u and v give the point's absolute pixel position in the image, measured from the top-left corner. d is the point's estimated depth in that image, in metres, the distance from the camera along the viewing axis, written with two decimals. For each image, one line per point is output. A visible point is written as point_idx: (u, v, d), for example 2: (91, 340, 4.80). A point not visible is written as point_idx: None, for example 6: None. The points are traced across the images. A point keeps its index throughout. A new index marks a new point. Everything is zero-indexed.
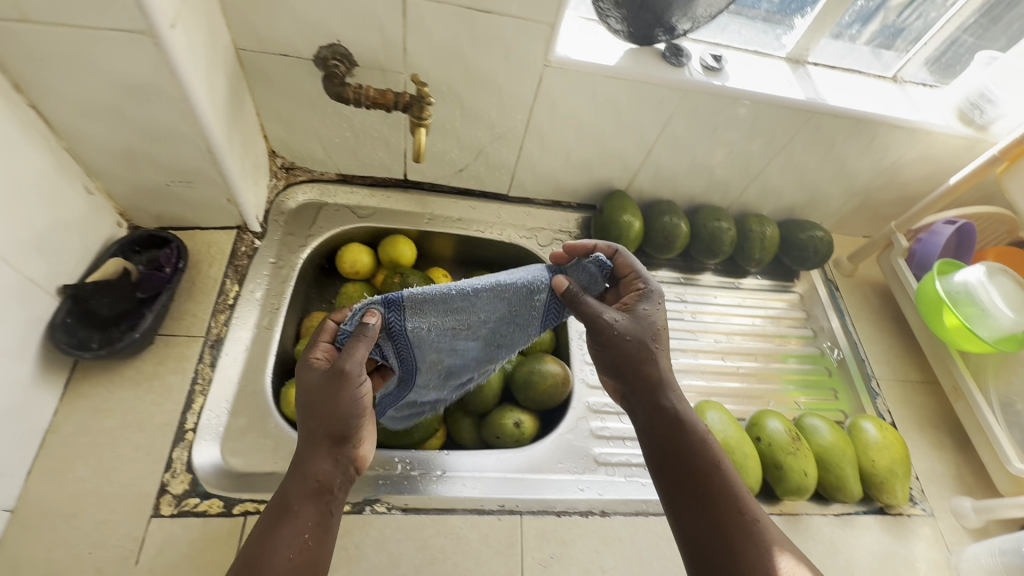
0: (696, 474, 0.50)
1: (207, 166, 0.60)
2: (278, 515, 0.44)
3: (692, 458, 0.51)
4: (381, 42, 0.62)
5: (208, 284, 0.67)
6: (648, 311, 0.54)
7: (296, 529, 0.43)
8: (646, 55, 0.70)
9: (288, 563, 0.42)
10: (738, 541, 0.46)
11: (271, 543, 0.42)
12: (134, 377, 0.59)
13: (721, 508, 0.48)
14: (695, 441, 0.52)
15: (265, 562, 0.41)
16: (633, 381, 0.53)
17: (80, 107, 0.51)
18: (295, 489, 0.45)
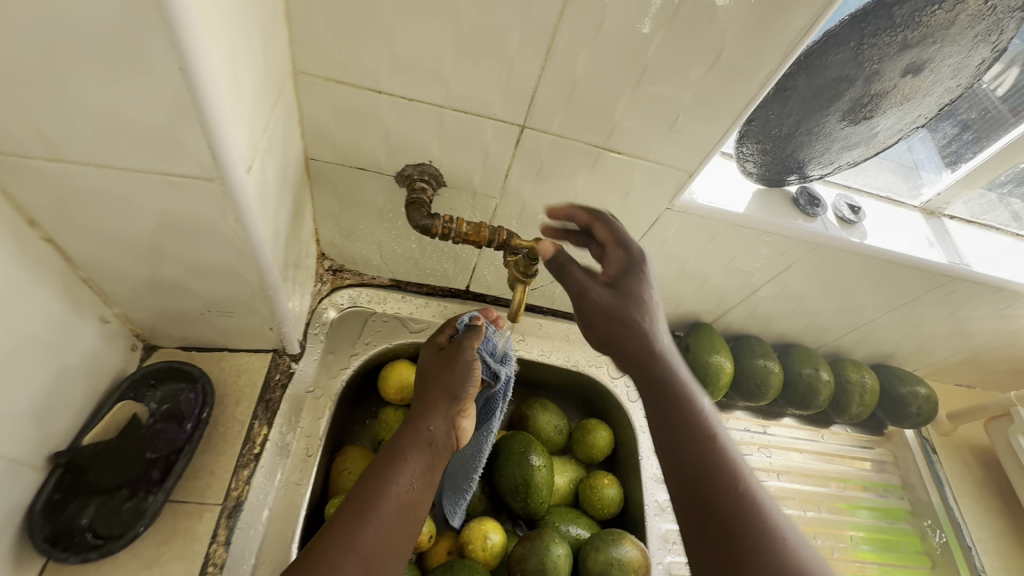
0: (693, 472, 0.38)
1: (256, 300, 0.49)
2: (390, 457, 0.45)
3: (682, 448, 0.39)
4: (481, 167, 0.52)
5: (232, 428, 0.54)
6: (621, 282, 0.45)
7: (407, 470, 0.45)
8: (775, 198, 0.60)
9: (398, 501, 0.43)
10: (747, 565, 0.33)
11: (386, 476, 0.44)
12: (128, 566, 0.46)
13: (721, 518, 0.36)
14: (688, 414, 0.41)
15: (379, 491, 0.42)
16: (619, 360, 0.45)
17: (111, 241, 0.40)
18: (410, 439, 0.48)
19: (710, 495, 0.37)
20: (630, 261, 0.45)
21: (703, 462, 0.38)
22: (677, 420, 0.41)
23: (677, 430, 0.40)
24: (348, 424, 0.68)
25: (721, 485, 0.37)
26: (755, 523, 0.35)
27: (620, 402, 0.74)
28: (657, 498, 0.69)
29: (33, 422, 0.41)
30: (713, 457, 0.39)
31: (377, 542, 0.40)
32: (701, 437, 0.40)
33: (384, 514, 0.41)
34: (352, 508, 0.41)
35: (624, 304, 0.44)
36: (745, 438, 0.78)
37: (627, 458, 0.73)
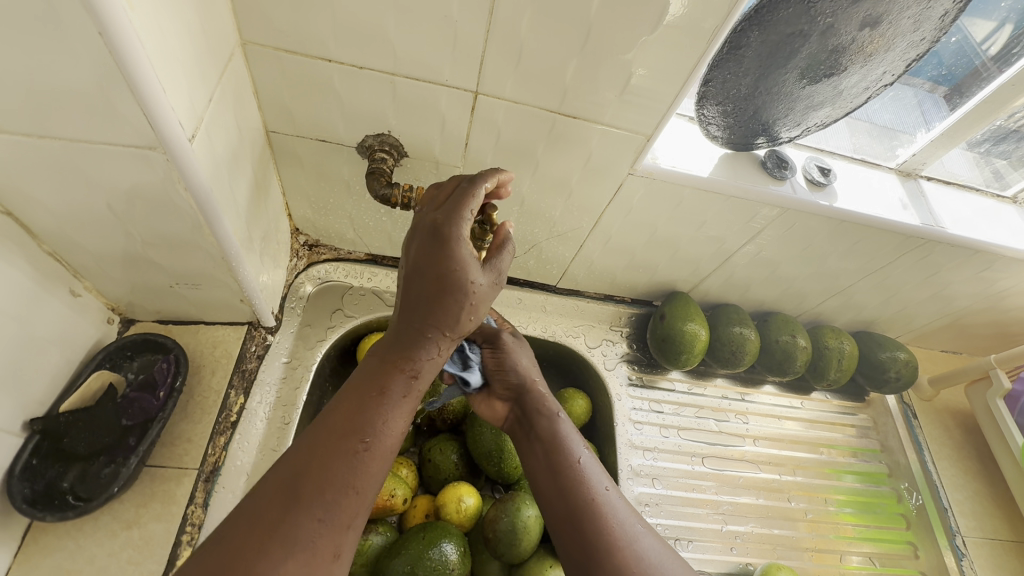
0: (548, 461, 0.50)
1: (221, 272, 0.50)
2: (370, 401, 0.38)
3: (545, 458, 0.51)
4: (440, 136, 0.52)
5: (209, 397, 0.57)
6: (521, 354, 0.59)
7: (396, 405, 0.39)
8: (743, 163, 0.59)
9: (394, 438, 0.38)
10: (593, 539, 0.43)
11: (369, 403, 0.38)
12: (109, 526, 0.48)
13: (566, 503, 0.46)
14: (544, 428, 0.53)
15: (362, 415, 0.37)
16: (523, 415, 0.55)
17: (69, 214, 0.41)
18: (394, 367, 0.40)
19: (556, 489, 0.48)
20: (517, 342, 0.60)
21: (548, 447, 0.51)
22: (541, 440, 0.52)
23: (533, 442, 0.53)
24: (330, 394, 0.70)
25: (560, 466, 0.49)
26: (586, 490, 0.47)
27: (597, 369, 0.76)
28: (631, 462, 0.71)
29: (7, 391, 0.43)
30: (558, 453, 0.50)
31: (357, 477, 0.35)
32: (552, 441, 0.51)
33: (373, 448, 0.36)
34: (326, 446, 0.35)
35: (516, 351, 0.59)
36: (722, 405, 0.79)
37: (604, 425, 0.74)
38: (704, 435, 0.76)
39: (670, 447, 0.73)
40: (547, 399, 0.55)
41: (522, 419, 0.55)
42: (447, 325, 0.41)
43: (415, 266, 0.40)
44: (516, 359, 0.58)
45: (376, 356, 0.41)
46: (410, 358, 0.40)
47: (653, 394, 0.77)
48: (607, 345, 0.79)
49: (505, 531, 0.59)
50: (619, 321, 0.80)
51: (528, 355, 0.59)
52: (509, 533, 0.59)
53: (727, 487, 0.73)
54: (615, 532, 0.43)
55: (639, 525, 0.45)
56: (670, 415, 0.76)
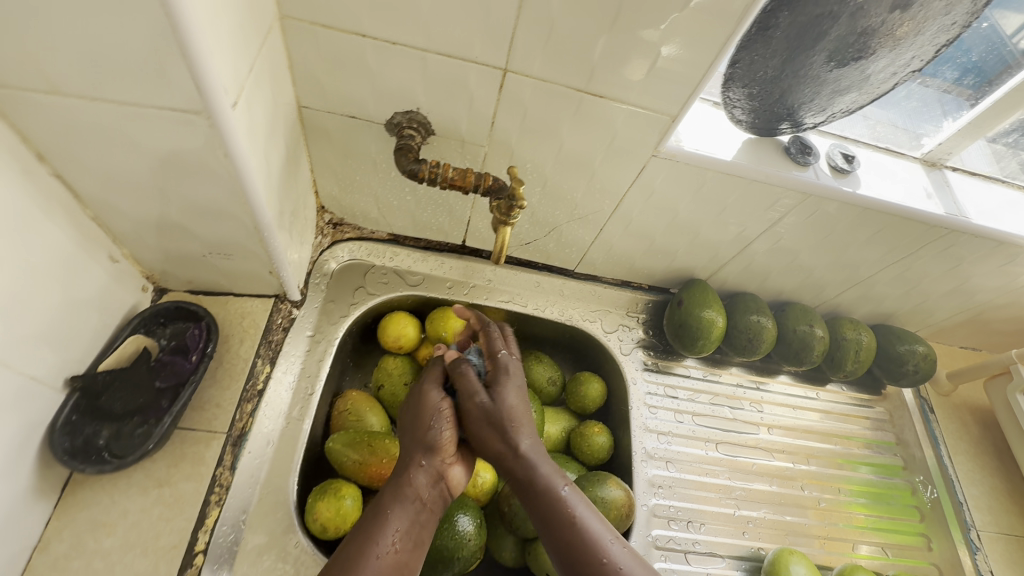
0: (555, 527, 0.49)
1: (253, 241, 0.52)
2: (369, 534, 0.46)
3: (539, 521, 0.50)
4: (467, 114, 0.53)
5: (237, 365, 0.58)
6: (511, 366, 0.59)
7: (393, 530, 0.47)
8: (767, 148, 0.59)
9: (383, 562, 0.45)
10: None
11: (369, 535, 0.46)
12: (141, 484, 0.50)
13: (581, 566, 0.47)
14: (542, 491, 0.51)
15: (361, 553, 0.44)
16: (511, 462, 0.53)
17: (113, 180, 0.43)
18: (398, 489, 0.50)
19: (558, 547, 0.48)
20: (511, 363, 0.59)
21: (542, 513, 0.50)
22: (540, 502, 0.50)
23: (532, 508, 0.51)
24: (350, 370, 0.72)
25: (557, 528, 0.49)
26: (599, 553, 0.47)
27: (613, 354, 0.77)
28: (644, 445, 0.71)
29: (52, 348, 0.45)
30: (561, 515, 0.49)
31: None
32: (552, 503, 0.50)
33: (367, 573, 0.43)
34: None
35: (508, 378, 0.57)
36: (736, 393, 0.79)
37: (619, 408, 0.75)
38: (718, 421, 0.76)
39: (684, 432, 0.74)
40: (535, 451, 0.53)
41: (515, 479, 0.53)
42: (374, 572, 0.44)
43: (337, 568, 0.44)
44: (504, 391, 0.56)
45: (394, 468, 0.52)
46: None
47: (668, 379, 0.78)
48: (623, 330, 0.79)
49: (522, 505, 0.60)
50: (635, 307, 0.81)
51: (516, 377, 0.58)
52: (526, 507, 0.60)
53: (740, 474, 0.73)
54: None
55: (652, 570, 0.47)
56: (685, 401, 0.77)
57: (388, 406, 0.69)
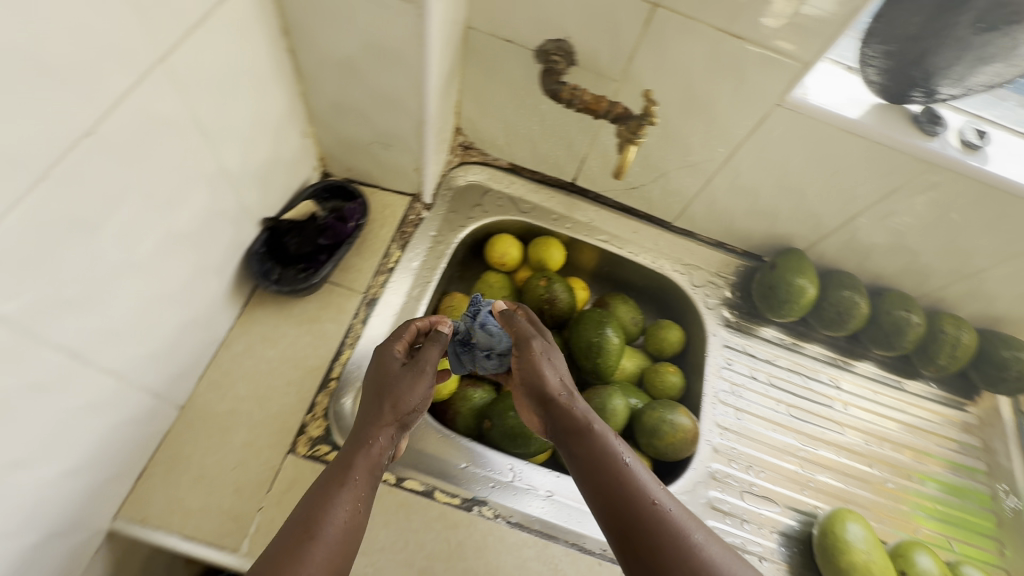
0: (596, 480, 0.46)
1: (412, 134, 0.62)
2: (329, 495, 0.43)
3: (593, 478, 0.46)
4: (610, 46, 0.59)
5: (376, 244, 0.69)
6: (542, 344, 0.55)
7: (351, 496, 0.44)
8: (895, 114, 0.61)
9: (342, 525, 0.42)
10: (665, 552, 0.41)
11: (326, 499, 0.43)
12: (298, 316, 0.62)
13: (636, 535, 0.43)
14: (590, 447, 0.48)
15: (314, 517, 0.41)
16: (557, 423, 0.51)
17: (327, 60, 0.54)
18: (359, 456, 0.46)
19: (612, 507, 0.44)
20: (544, 347, 0.55)
21: (591, 466, 0.47)
22: (582, 458, 0.48)
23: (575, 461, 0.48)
24: (456, 278, 0.81)
25: (610, 484, 0.45)
26: (642, 500, 0.44)
27: (698, 305, 0.81)
28: (716, 390, 0.75)
29: (259, 190, 0.57)
30: (609, 471, 0.46)
31: (318, 559, 0.39)
32: (601, 459, 0.47)
33: (328, 526, 0.41)
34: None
35: (537, 359, 0.54)
36: (815, 366, 0.81)
37: (696, 355, 0.80)
38: (792, 387, 0.78)
39: (757, 389, 0.77)
40: (579, 405, 0.51)
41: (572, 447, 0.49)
42: (308, 549, 0.39)
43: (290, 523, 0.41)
44: (546, 356, 0.54)
45: (348, 441, 0.47)
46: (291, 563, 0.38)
47: (748, 339, 0.81)
48: (711, 287, 0.83)
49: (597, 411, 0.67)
50: (726, 269, 0.84)
51: (554, 367, 0.53)
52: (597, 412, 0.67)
53: (807, 438, 0.75)
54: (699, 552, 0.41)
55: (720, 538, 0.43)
56: (762, 361, 0.79)
57: None
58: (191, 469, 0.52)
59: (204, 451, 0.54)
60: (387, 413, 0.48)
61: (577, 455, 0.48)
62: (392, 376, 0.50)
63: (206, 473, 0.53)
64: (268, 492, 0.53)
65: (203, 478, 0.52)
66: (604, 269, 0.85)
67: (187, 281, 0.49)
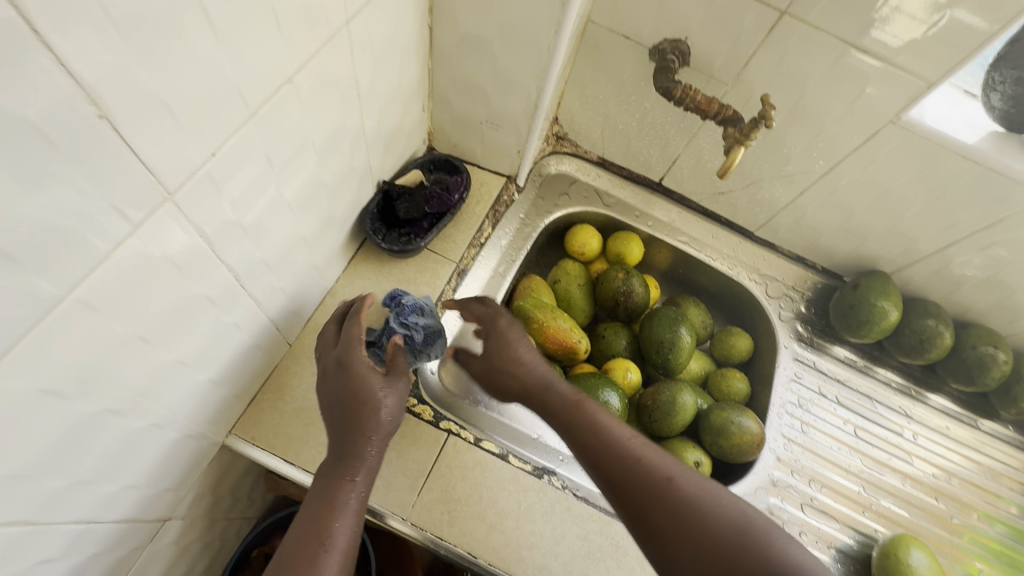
0: (595, 460, 0.49)
1: (525, 117, 0.65)
2: (336, 493, 0.46)
3: (593, 461, 0.49)
4: (729, 51, 0.61)
5: (471, 219, 0.73)
6: (506, 334, 0.58)
7: (354, 488, 0.47)
8: (1013, 143, 0.60)
9: (354, 515, 0.46)
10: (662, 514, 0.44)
11: (331, 496, 0.46)
12: (397, 276, 0.66)
13: (646, 512, 0.45)
14: (592, 437, 0.50)
15: (318, 529, 0.44)
16: (549, 408, 0.54)
17: (462, 40, 0.58)
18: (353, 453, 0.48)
19: (612, 482, 0.48)
20: (503, 332, 0.57)
21: (587, 450, 0.50)
22: (581, 442, 0.51)
23: (582, 455, 0.51)
24: (535, 262, 0.85)
25: (605, 461, 0.48)
26: (633, 468, 0.47)
27: (771, 317, 0.81)
28: (782, 402, 0.76)
29: (381, 155, 0.62)
30: (614, 459, 0.48)
31: (338, 547, 0.44)
32: (605, 447, 0.49)
33: (342, 519, 0.45)
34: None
35: (502, 344, 0.57)
36: (886, 392, 0.80)
37: (763, 366, 0.80)
38: (860, 409, 0.78)
39: (825, 406, 0.77)
40: (575, 394, 0.54)
41: (577, 445, 0.51)
42: (325, 534, 0.44)
43: (305, 516, 0.45)
44: (517, 343, 0.57)
45: (340, 436, 0.49)
46: (315, 548, 0.43)
47: (819, 356, 0.80)
48: (786, 300, 0.83)
49: (665, 404, 0.69)
50: (804, 284, 0.84)
51: (529, 352, 0.57)
52: (665, 406, 0.68)
53: (872, 462, 0.74)
54: (710, 516, 0.43)
55: (729, 494, 0.45)
56: (832, 380, 0.79)
57: (561, 299, 0.80)
58: (295, 401, 0.57)
59: (308, 386, 0.58)
60: (377, 414, 0.49)
61: (583, 449, 0.50)
62: (371, 387, 0.49)
63: (308, 406, 0.57)
64: None
65: (305, 409, 0.57)
66: (678, 271, 0.87)
67: (317, 228, 0.54)
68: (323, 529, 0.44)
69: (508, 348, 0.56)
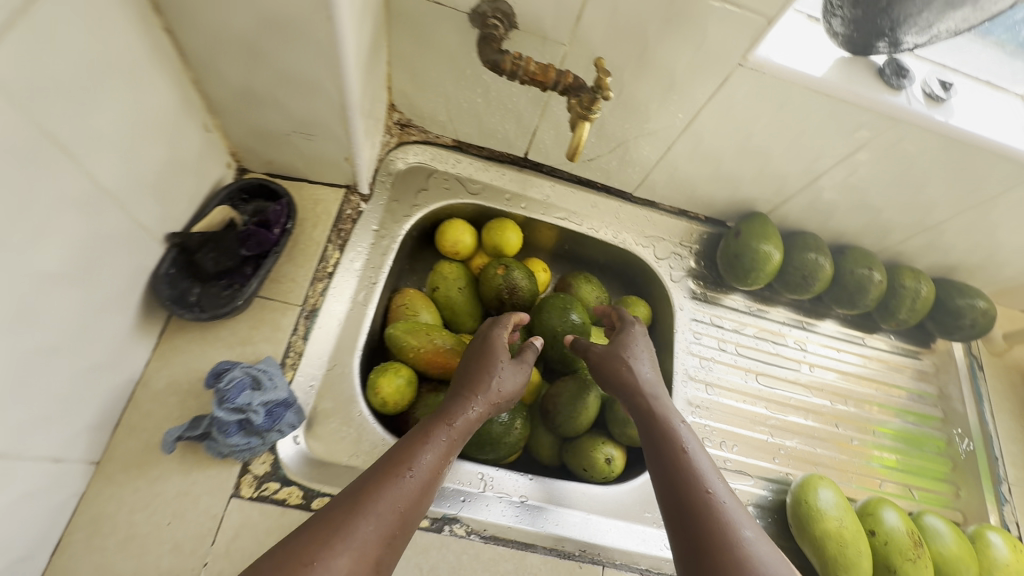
0: (665, 466, 0.49)
1: (336, 121, 0.53)
2: (422, 443, 0.48)
3: (665, 462, 0.49)
4: (555, 6, 0.52)
5: (311, 247, 0.62)
6: (636, 343, 0.62)
7: (438, 448, 0.48)
8: (860, 68, 0.57)
9: (428, 471, 0.46)
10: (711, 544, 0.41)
11: (421, 443, 0.48)
12: (227, 339, 0.55)
13: (692, 548, 0.42)
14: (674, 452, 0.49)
15: (410, 455, 0.46)
16: (638, 411, 0.55)
17: (217, 41, 0.45)
18: (453, 415, 0.52)
19: (675, 490, 0.46)
20: (627, 331, 0.63)
21: (664, 449, 0.50)
22: (657, 444, 0.51)
23: (656, 459, 0.50)
24: (406, 272, 0.75)
25: (675, 467, 0.48)
26: (698, 492, 0.45)
27: (663, 280, 0.78)
28: (686, 368, 0.73)
29: (156, 204, 0.49)
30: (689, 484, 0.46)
31: (395, 506, 0.42)
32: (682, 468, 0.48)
33: (414, 475, 0.44)
34: (355, 505, 0.40)
35: (619, 344, 0.61)
36: (781, 330, 0.80)
37: (663, 330, 0.77)
38: (759, 354, 0.77)
39: (726, 360, 0.76)
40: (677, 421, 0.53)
41: (655, 453, 0.51)
42: (397, 472, 0.44)
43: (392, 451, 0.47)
44: (633, 343, 0.61)
45: (449, 403, 0.54)
46: (381, 485, 0.42)
47: (714, 309, 0.78)
48: (675, 259, 0.80)
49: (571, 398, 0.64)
50: (690, 238, 0.81)
51: (645, 361, 0.59)
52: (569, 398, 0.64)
53: (777, 405, 0.75)
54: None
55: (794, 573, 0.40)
56: (729, 331, 0.78)
57: (443, 307, 0.71)
58: (118, 530, 0.46)
59: (133, 506, 0.47)
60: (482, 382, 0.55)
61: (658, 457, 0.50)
62: (494, 348, 0.59)
63: (137, 532, 0.47)
64: (213, 545, 0.47)
65: (134, 538, 0.46)
66: (565, 249, 0.80)
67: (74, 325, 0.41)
68: (400, 463, 0.45)
69: (625, 345, 0.61)
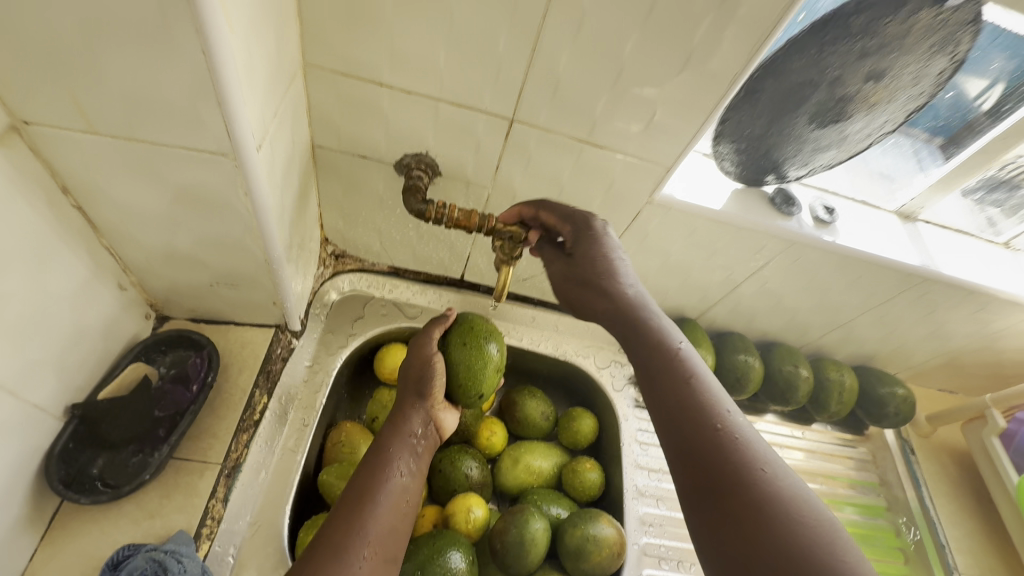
0: (651, 381, 0.42)
1: (262, 273, 0.53)
2: (380, 467, 0.51)
3: (653, 376, 0.42)
4: (474, 158, 0.56)
5: (235, 396, 0.58)
6: (607, 244, 0.51)
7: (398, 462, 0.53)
8: (753, 198, 0.63)
9: (397, 493, 0.50)
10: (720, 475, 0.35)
11: (379, 467, 0.51)
12: (132, 514, 0.50)
13: (699, 481, 0.36)
14: (671, 382, 0.41)
15: (378, 477, 0.50)
16: (613, 323, 0.48)
17: (131, 215, 0.45)
18: (398, 429, 0.55)
19: (669, 407, 0.40)
20: (588, 229, 0.52)
21: (645, 364, 0.43)
22: (640, 356, 0.44)
23: (650, 394, 0.42)
24: (344, 403, 0.70)
25: (664, 380, 0.41)
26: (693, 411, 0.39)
27: (604, 389, 0.78)
28: (636, 482, 0.73)
29: (55, 377, 0.46)
30: (690, 408, 0.39)
31: (377, 532, 0.46)
32: (681, 398, 0.39)
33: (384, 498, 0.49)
34: (332, 552, 0.43)
35: (586, 259, 0.51)
36: None
37: (610, 445, 0.76)
38: None
39: None
40: (677, 340, 0.44)
41: (645, 378, 0.43)
42: (365, 501, 0.48)
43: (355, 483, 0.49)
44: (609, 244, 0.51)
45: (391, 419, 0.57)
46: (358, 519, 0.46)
47: None
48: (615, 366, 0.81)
49: (464, 364, 0.59)
50: None
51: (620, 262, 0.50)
52: (471, 365, 0.59)
53: None
54: (794, 526, 0.32)
55: (826, 506, 0.33)
56: None
57: None
58: None
59: None
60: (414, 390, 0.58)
61: (654, 385, 0.42)
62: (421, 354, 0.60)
63: None
64: None
65: None
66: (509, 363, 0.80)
67: None
68: (368, 495, 0.48)
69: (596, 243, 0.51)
